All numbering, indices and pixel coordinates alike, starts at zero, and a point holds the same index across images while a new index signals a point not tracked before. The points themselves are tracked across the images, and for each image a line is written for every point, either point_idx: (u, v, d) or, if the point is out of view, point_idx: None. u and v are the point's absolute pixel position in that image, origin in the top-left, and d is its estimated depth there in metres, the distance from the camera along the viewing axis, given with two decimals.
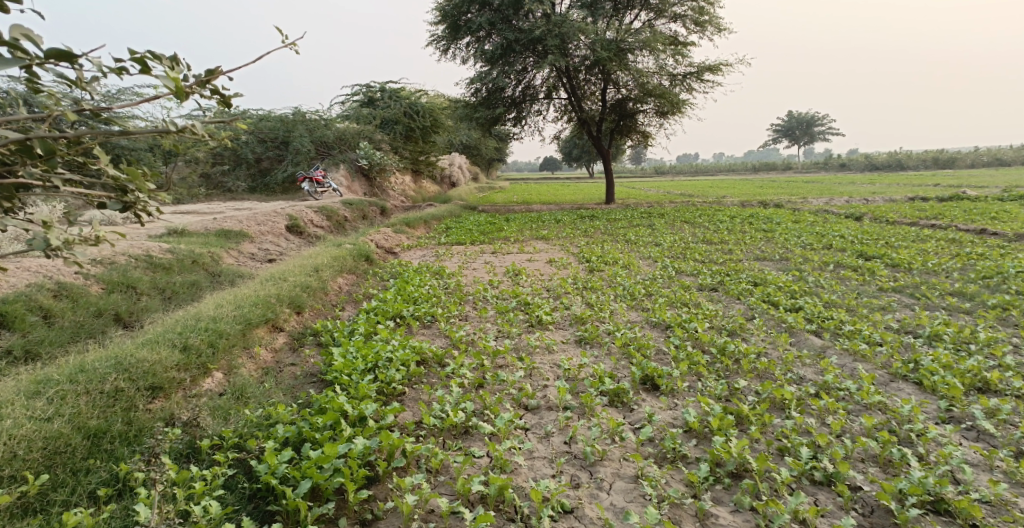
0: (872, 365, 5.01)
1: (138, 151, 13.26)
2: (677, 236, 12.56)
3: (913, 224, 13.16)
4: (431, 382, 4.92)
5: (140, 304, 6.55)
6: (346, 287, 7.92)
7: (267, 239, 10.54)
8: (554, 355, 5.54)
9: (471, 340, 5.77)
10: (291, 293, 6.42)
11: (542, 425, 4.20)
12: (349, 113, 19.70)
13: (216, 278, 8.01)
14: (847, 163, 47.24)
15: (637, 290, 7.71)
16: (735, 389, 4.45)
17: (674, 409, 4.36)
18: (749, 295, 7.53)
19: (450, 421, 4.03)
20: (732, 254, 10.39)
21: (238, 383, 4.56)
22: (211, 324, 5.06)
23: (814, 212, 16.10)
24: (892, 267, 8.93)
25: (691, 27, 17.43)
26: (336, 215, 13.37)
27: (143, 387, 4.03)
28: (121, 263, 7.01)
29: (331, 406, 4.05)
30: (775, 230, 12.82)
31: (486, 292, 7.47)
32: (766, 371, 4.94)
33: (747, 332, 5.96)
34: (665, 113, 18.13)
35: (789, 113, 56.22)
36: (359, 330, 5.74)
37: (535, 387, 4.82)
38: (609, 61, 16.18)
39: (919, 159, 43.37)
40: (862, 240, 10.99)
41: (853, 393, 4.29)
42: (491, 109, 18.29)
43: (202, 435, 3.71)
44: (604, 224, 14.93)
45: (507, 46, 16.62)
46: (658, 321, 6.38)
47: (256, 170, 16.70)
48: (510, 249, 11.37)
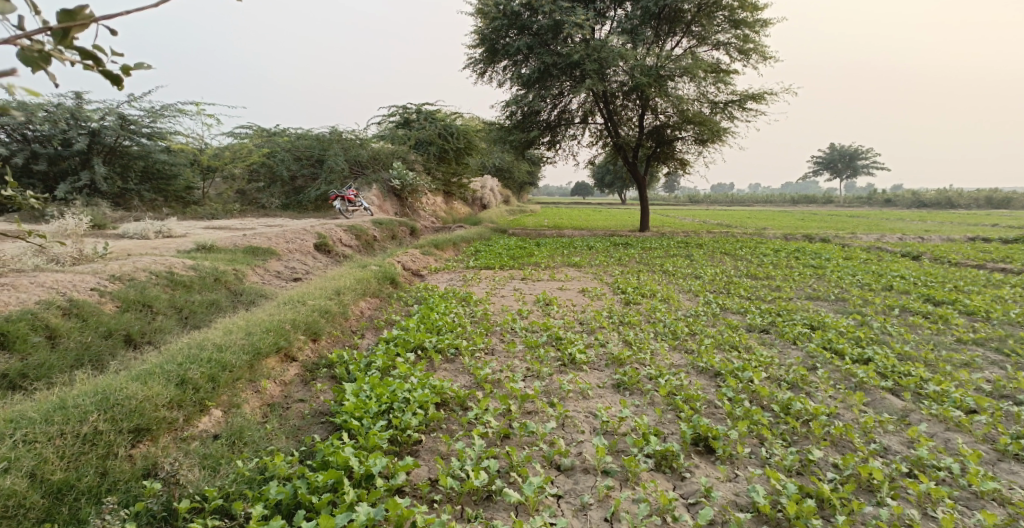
0: (972, 438, 4.32)
1: (178, 166, 13.15)
2: (719, 269, 11.82)
3: (979, 266, 12.15)
4: (451, 430, 4.34)
5: (154, 323, 6.13)
6: (368, 312, 7.41)
7: (294, 257, 10.18)
8: (589, 402, 4.89)
9: (497, 381, 5.18)
10: (307, 318, 5.91)
11: (578, 494, 3.59)
12: (385, 132, 19.53)
13: (238, 298, 7.60)
14: (892, 198, 45.55)
15: (680, 329, 7.01)
16: (810, 461, 3.79)
17: (735, 481, 3.72)
18: (807, 341, 6.77)
19: (470, 486, 3.47)
20: (781, 292, 9.61)
21: (236, 424, 4.06)
22: (215, 354, 4.56)
23: (866, 249, 15.15)
24: (968, 315, 8.07)
25: (735, 55, 16.76)
26: (366, 235, 12.99)
27: (127, 429, 3.58)
28: (140, 280, 6.65)
29: (334, 459, 3.54)
30: (826, 267, 11.96)
31: (515, 324, 6.87)
32: (843, 438, 4.26)
33: (811, 387, 5.23)
34: (704, 141, 17.45)
35: (831, 145, 54.68)
36: (376, 364, 5.19)
37: (569, 442, 4.20)
38: (648, 87, 15.67)
39: (970, 198, 41.46)
40: (927, 282, 10.08)
41: (958, 475, 3.64)
42: (526, 133, 17.89)
43: (182, 494, 3.30)
44: (640, 253, 14.25)
45: (545, 70, 16.23)
46: (706, 367, 5.66)
47: (290, 187, 16.54)
48: (541, 277, 10.78)
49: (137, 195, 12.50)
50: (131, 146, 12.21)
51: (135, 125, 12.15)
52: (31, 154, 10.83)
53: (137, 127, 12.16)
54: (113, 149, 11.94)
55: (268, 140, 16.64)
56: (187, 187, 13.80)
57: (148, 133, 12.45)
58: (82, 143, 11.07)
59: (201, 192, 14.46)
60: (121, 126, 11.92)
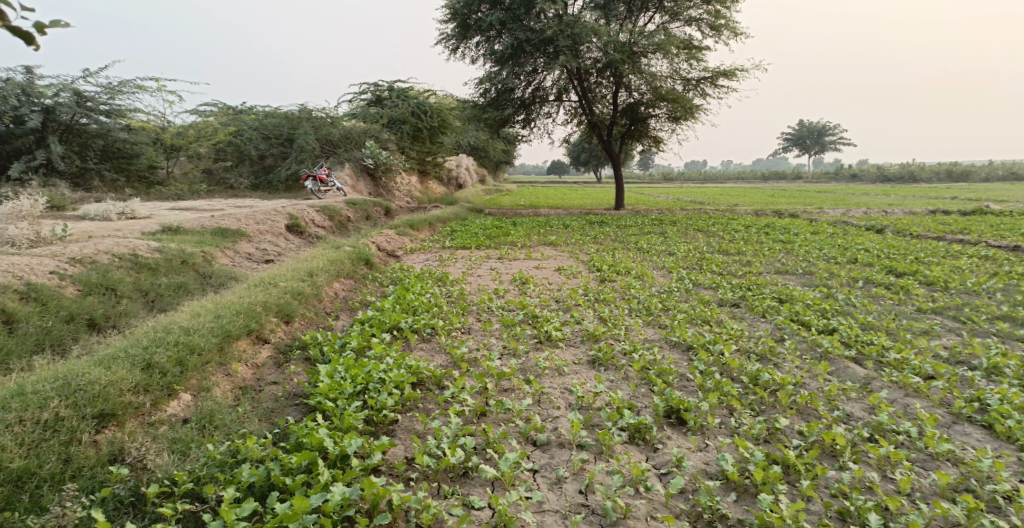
0: (930, 402, 4.49)
1: (139, 145, 12.78)
2: (691, 245, 11.96)
3: (940, 238, 12.50)
4: (427, 409, 4.35)
5: (118, 307, 5.99)
6: (342, 293, 7.35)
7: (265, 239, 10.01)
8: (565, 378, 4.94)
9: (473, 359, 5.20)
10: (279, 300, 5.83)
11: (553, 468, 3.64)
12: (356, 111, 19.20)
13: (207, 280, 7.46)
14: (859, 173, 46.46)
15: (653, 305, 7.09)
16: (777, 429, 3.89)
17: (705, 451, 3.80)
18: (776, 314, 6.92)
19: (445, 463, 3.50)
20: (752, 267, 9.77)
21: (207, 407, 4.01)
22: (183, 337, 4.49)
23: (833, 223, 15.45)
24: (928, 285, 8.31)
25: (707, 30, 16.77)
26: (338, 216, 12.80)
27: (90, 415, 3.53)
28: (102, 262, 6.49)
29: (308, 440, 3.54)
30: (795, 241, 12.17)
31: (491, 303, 6.88)
32: (808, 407, 4.38)
33: (779, 358, 5.36)
34: (678, 118, 17.50)
35: (801, 121, 55.32)
36: (351, 344, 5.16)
37: (544, 418, 4.24)
38: (622, 64, 15.62)
39: (933, 172, 42.46)
40: (891, 254, 10.34)
41: (915, 439, 3.76)
42: (500, 111, 17.71)
43: (150, 479, 3.27)
44: (614, 230, 14.32)
45: (518, 47, 16.06)
46: (678, 341, 5.75)
47: (259, 166, 16.20)
48: (516, 255, 10.78)
49: (98, 175, 12.13)
50: (89, 124, 11.82)
51: (93, 103, 11.78)
52: None
53: (95, 105, 11.80)
54: (70, 127, 11.58)
55: (235, 119, 16.23)
56: (151, 167, 13.42)
57: (107, 111, 12.08)
58: (36, 120, 10.69)
59: (167, 173, 14.09)
60: (77, 104, 11.55)
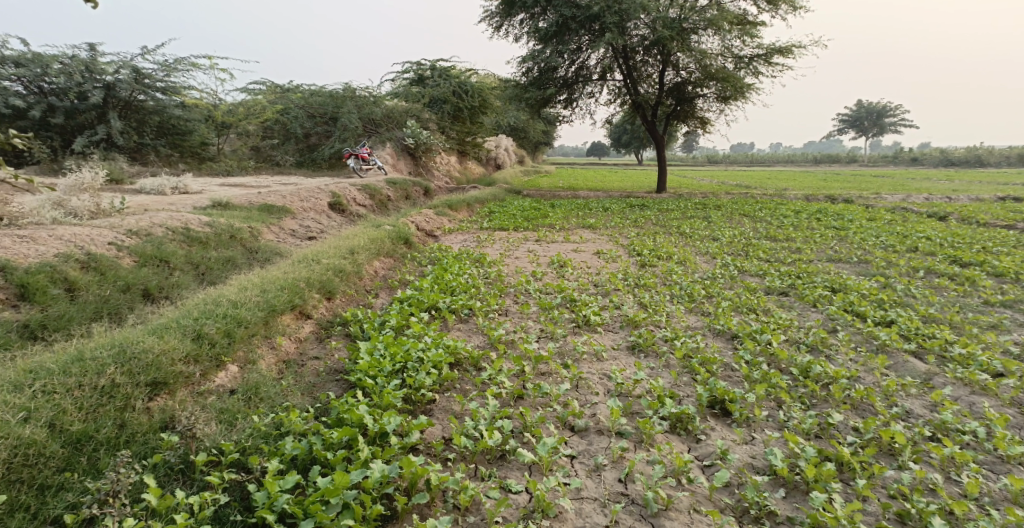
0: (1000, 401, 4.31)
1: (192, 121, 13.11)
2: (737, 230, 11.61)
3: (1008, 227, 11.80)
4: (465, 389, 4.34)
5: (171, 279, 6.15)
6: (383, 271, 7.39)
7: (309, 216, 10.15)
8: (603, 364, 4.85)
9: (511, 341, 5.16)
10: (322, 276, 5.90)
11: (592, 454, 3.58)
12: (398, 90, 19.25)
13: (253, 255, 7.60)
14: (919, 157, 44.29)
15: (696, 291, 6.90)
16: (829, 424, 3.79)
17: (752, 444, 3.69)
18: (828, 303, 6.64)
19: (483, 445, 3.48)
20: (802, 254, 9.42)
21: (252, 380, 4.08)
22: (230, 310, 4.58)
23: (891, 210, 14.77)
24: (996, 277, 7.86)
25: (762, 6, 16.10)
26: (380, 194, 12.89)
27: (144, 383, 3.63)
28: (157, 235, 6.67)
29: (348, 416, 3.57)
30: (848, 229, 11.67)
31: (529, 285, 6.81)
32: (864, 402, 4.22)
33: (830, 350, 5.16)
34: (727, 98, 16.94)
35: (857, 103, 52.94)
36: (390, 322, 5.18)
37: (583, 403, 4.18)
38: (670, 41, 15.16)
39: (1001, 156, 40.01)
40: (955, 244, 9.81)
41: (983, 440, 3.67)
42: (542, 90, 17.47)
43: (199, 448, 3.35)
44: (657, 214, 14.03)
45: (562, 24, 15.76)
46: (723, 329, 5.58)
47: (304, 144, 16.42)
48: (556, 237, 10.67)
49: (153, 150, 12.50)
50: (146, 101, 12.14)
51: (150, 79, 12.07)
52: (48, 107, 10.82)
53: (152, 81, 12.05)
54: (128, 103, 11.91)
55: (282, 97, 16.46)
56: (202, 143, 13.76)
57: (162, 88, 12.33)
58: (98, 96, 11.02)
59: (217, 149, 14.41)
60: (136, 80, 11.83)
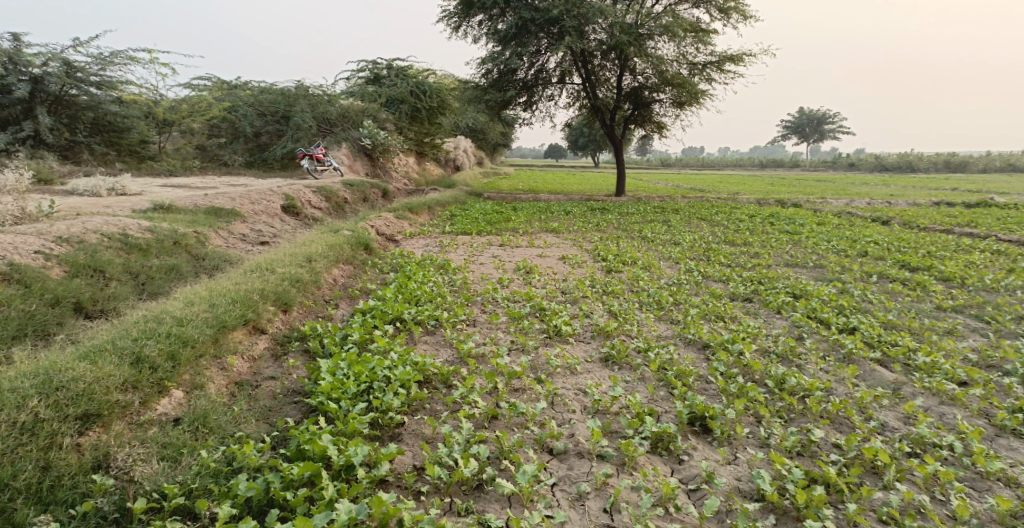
0: (968, 412, 4.30)
1: (131, 118, 12.36)
2: (697, 234, 11.67)
3: (947, 231, 12.24)
4: (435, 410, 4.08)
5: (107, 290, 5.66)
6: (342, 279, 7.03)
7: (260, 219, 9.66)
8: (578, 378, 4.66)
9: (481, 355, 4.92)
10: (277, 287, 5.51)
11: (573, 481, 3.42)
12: (353, 89, 18.71)
13: (200, 263, 7.13)
14: (856, 162, 46.15)
15: (665, 298, 6.80)
16: (811, 442, 3.72)
17: (735, 464, 3.60)
18: (792, 310, 6.65)
19: (459, 475, 3.26)
20: (761, 258, 9.50)
21: (200, 407, 3.73)
22: (175, 329, 4.19)
23: (838, 214, 15.17)
24: (944, 281, 8.06)
25: (714, 14, 16.34)
26: (336, 197, 12.44)
27: (73, 416, 3.28)
28: (90, 242, 6.15)
29: (310, 448, 3.29)
30: (801, 233, 11.88)
31: (496, 293, 6.58)
32: (840, 415, 4.16)
33: (801, 359, 5.11)
34: (682, 104, 17.11)
35: (799, 109, 54.80)
36: (352, 337, 4.86)
37: (561, 422, 3.99)
38: (628, 46, 15.21)
39: (931, 162, 42.03)
40: (902, 248, 10.07)
41: (961, 455, 3.68)
42: (502, 92, 17.26)
43: (137, 492, 3.08)
44: (617, 218, 14.01)
45: (521, 26, 15.59)
46: (694, 338, 5.47)
47: (254, 143, 15.74)
48: (519, 242, 10.47)
49: (86, 148, 11.72)
50: (78, 96, 11.42)
51: (83, 73, 11.35)
52: None
53: (85, 75, 11.35)
54: (58, 98, 11.15)
55: (229, 94, 15.76)
56: (142, 142, 13.00)
57: (98, 82, 11.65)
58: (23, 90, 10.25)
59: (158, 148, 13.64)
60: (66, 73, 11.10)
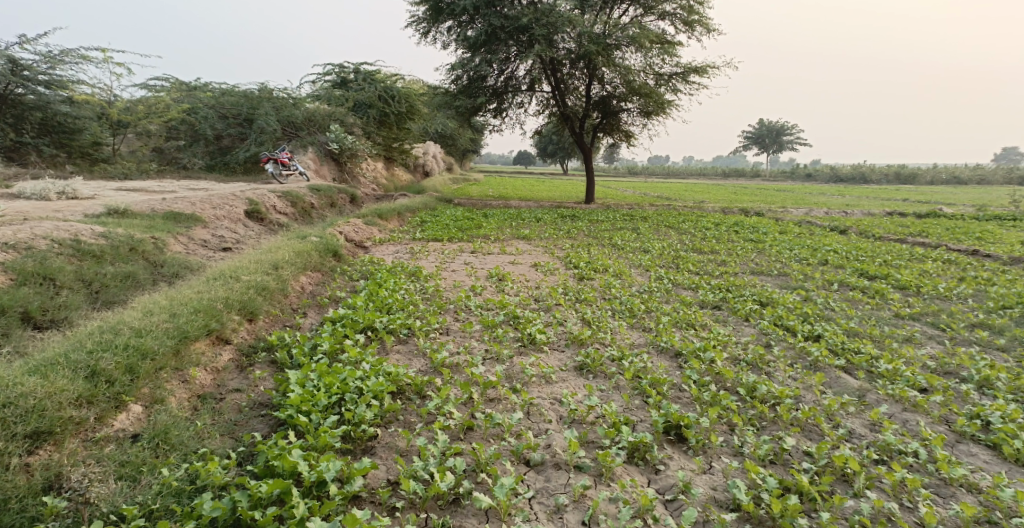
0: (930, 418, 4.40)
1: (84, 119, 11.92)
2: (664, 242, 11.80)
3: (901, 240, 12.64)
4: (408, 421, 3.99)
5: (58, 299, 5.41)
6: (310, 287, 6.87)
7: (223, 225, 9.39)
8: (553, 387, 4.63)
9: (454, 365, 4.85)
10: (242, 296, 5.33)
11: (551, 493, 3.40)
12: (320, 92, 18.42)
13: (159, 270, 6.88)
14: (814, 173, 47.52)
15: (636, 306, 6.82)
16: (784, 450, 3.76)
17: (710, 473, 3.62)
18: (759, 318, 6.75)
19: (435, 490, 3.20)
20: (727, 266, 9.64)
21: (161, 422, 3.57)
22: (133, 340, 4.01)
23: (798, 223, 15.54)
24: (901, 288, 8.29)
25: (680, 26, 16.63)
26: (302, 202, 12.19)
27: (22, 434, 3.11)
28: (39, 248, 5.88)
29: (279, 464, 3.19)
30: (765, 241, 12.12)
31: (469, 302, 6.51)
32: (810, 422, 4.21)
33: (770, 366, 5.18)
34: (649, 113, 17.34)
35: (759, 120, 56.19)
36: (322, 347, 4.73)
37: (536, 432, 3.95)
38: (596, 56, 15.34)
39: (882, 173, 43.51)
40: (860, 257, 10.35)
41: (925, 462, 3.76)
42: (472, 99, 17.21)
43: (93, 515, 2.95)
44: (587, 225, 14.08)
45: (491, 34, 15.58)
46: (667, 346, 5.49)
47: (215, 147, 15.34)
48: (490, 249, 10.41)
49: (34, 149, 11.26)
50: (25, 95, 10.99)
51: (30, 71, 10.91)
52: None
53: (33, 74, 10.94)
54: (4, 97, 10.67)
55: (189, 95, 15.34)
56: (96, 143, 12.54)
57: (46, 81, 11.22)
58: None
59: (113, 150, 13.17)
60: (12, 71, 10.66)
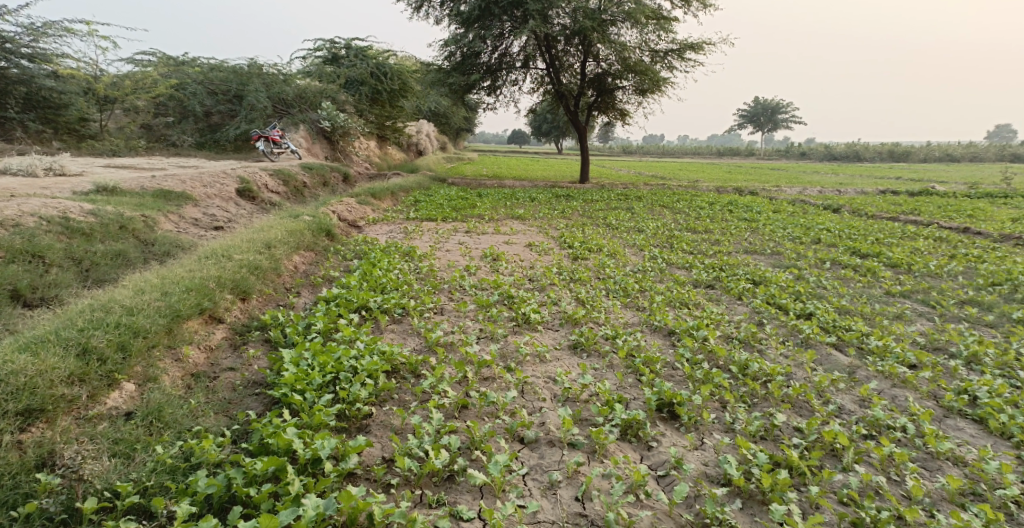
0: (919, 394, 4.45)
1: (70, 95, 11.73)
2: (658, 221, 11.79)
3: (893, 219, 12.68)
4: (403, 400, 4.00)
5: (47, 277, 5.36)
6: (303, 267, 6.84)
7: (214, 203, 9.31)
8: (547, 366, 4.64)
9: (449, 344, 4.85)
10: (235, 275, 5.30)
11: (545, 470, 3.43)
12: (311, 69, 18.16)
13: (150, 248, 6.82)
14: (808, 151, 47.46)
15: (630, 286, 6.83)
16: (774, 426, 3.80)
17: (702, 449, 3.66)
18: (752, 296, 6.78)
19: (429, 466, 3.22)
20: (721, 246, 9.66)
21: (154, 400, 3.57)
22: (125, 318, 3.99)
23: (792, 202, 15.54)
24: (892, 267, 8.33)
25: (675, 2, 16.43)
26: (294, 181, 12.09)
27: (14, 412, 3.12)
28: (28, 226, 5.81)
29: (273, 442, 3.20)
30: (758, 221, 12.13)
31: (463, 281, 6.50)
32: (800, 399, 4.25)
33: (762, 344, 5.21)
34: (644, 91, 17.21)
35: (754, 99, 55.92)
36: (316, 326, 4.72)
37: (530, 410, 3.97)
38: (591, 32, 15.15)
39: (876, 152, 43.49)
40: (852, 236, 10.38)
41: (913, 437, 3.81)
42: (465, 76, 16.99)
43: (86, 492, 2.96)
44: (581, 204, 14.04)
45: (485, 9, 15.34)
46: (660, 325, 5.51)
47: (205, 124, 15.14)
48: (484, 229, 10.38)
49: (20, 125, 11.10)
50: (10, 68, 10.88)
51: (13, 44, 10.81)
52: None
53: (15, 46, 10.83)
54: None
55: (177, 71, 15.09)
56: (83, 120, 12.35)
57: (30, 54, 11.12)
58: None
59: (101, 127, 12.97)
60: None
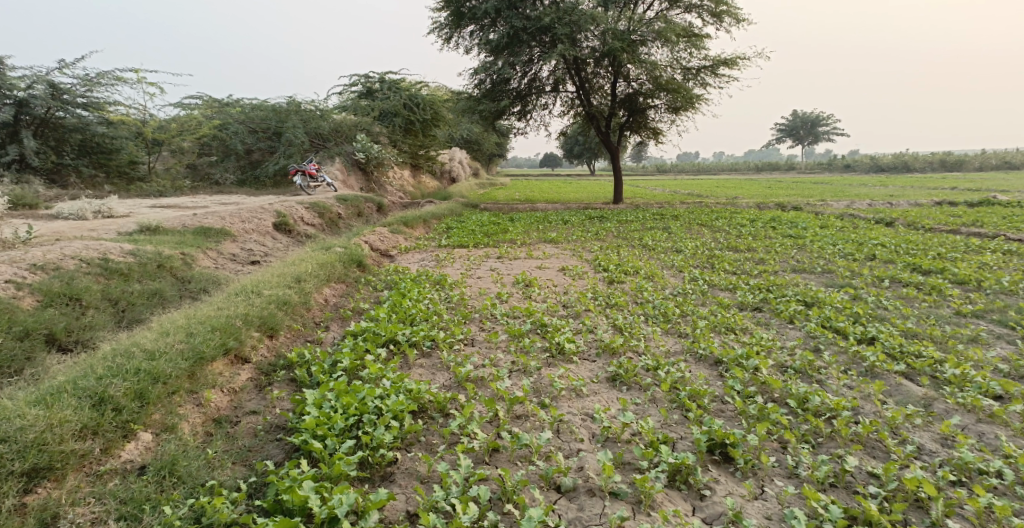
0: (1009, 430, 3.95)
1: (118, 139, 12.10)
2: (698, 241, 11.35)
3: (952, 232, 11.92)
4: (430, 442, 3.72)
5: (83, 319, 5.33)
6: (333, 299, 6.68)
7: (251, 238, 9.33)
8: (585, 402, 4.31)
9: (480, 380, 4.57)
10: (262, 311, 5.15)
11: (585, 524, 3.10)
12: (346, 103, 18.43)
13: (186, 286, 6.79)
14: (852, 163, 45.94)
15: (671, 310, 6.44)
16: (845, 472, 3.39)
17: (763, 499, 3.29)
18: (804, 319, 6.30)
19: (456, 523, 2.95)
20: (767, 265, 9.16)
21: (169, 452, 3.40)
22: (146, 363, 3.84)
23: (840, 217, 14.85)
24: (959, 284, 7.71)
25: (707, 19, 16.12)
26: (329, 213, 12.12)
27: (20, 472, 3.01)
28: (68, 268, 5.84)
29: (289, 499, 2.97)
30: (805, 237, 11.56)
31: (495, 310, 6.23)
32: (871, 438, 3.80)
33: (821, 373, 4.76)
34: (677, 109, 16.84)
35: (794, 113, 54.62)
36: (342, 364, 4.50)
37: (568, 453, 3.64)
38: (621, 53, 14.94)
39: (925, 161, 41.89)
40: (910, 251, 9.73)
41: (1012, 484, 3.34)
42: (496, 102, 16.96)
43: None
44: (617, 226, 13.71)
45: (513, 36, 15.33)
46: (705, 354, 5.10)
47: (245, 161, 15.45)
48: (517, 254, 10.12)
49: (74, 171, 11.48)
50: (66, 118, 11.17)
51: (70, 95, 11.11)
52: None
53: (71, 97, 11.12)
54: (47, 120, 10.94)
55: (219, 111, 15.50)
56: (131, 162, 12.72)
57: (84, 104, 11.43)
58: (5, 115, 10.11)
59: (148, 168, 13.34)
60: (52, 96, 10.87)
